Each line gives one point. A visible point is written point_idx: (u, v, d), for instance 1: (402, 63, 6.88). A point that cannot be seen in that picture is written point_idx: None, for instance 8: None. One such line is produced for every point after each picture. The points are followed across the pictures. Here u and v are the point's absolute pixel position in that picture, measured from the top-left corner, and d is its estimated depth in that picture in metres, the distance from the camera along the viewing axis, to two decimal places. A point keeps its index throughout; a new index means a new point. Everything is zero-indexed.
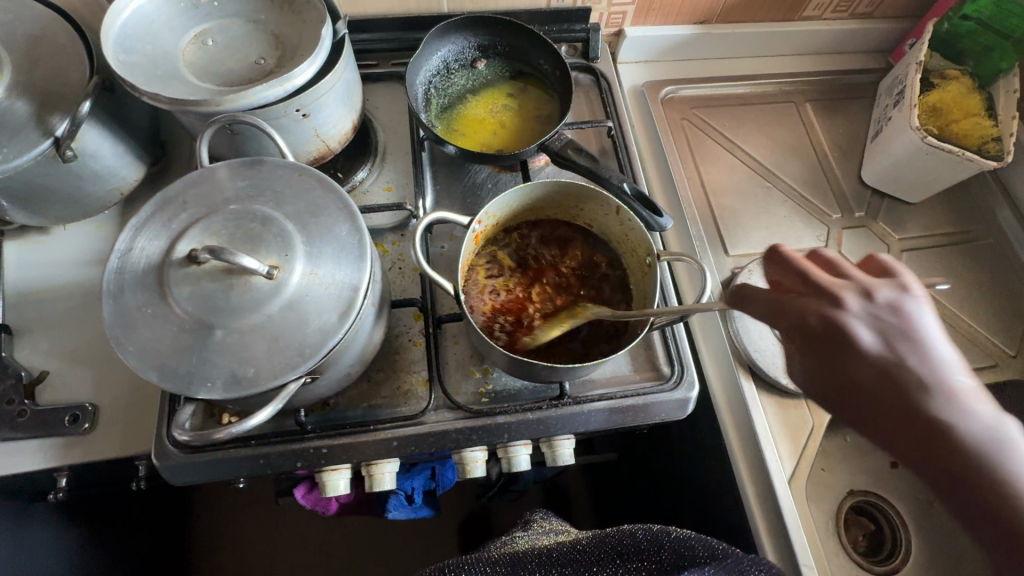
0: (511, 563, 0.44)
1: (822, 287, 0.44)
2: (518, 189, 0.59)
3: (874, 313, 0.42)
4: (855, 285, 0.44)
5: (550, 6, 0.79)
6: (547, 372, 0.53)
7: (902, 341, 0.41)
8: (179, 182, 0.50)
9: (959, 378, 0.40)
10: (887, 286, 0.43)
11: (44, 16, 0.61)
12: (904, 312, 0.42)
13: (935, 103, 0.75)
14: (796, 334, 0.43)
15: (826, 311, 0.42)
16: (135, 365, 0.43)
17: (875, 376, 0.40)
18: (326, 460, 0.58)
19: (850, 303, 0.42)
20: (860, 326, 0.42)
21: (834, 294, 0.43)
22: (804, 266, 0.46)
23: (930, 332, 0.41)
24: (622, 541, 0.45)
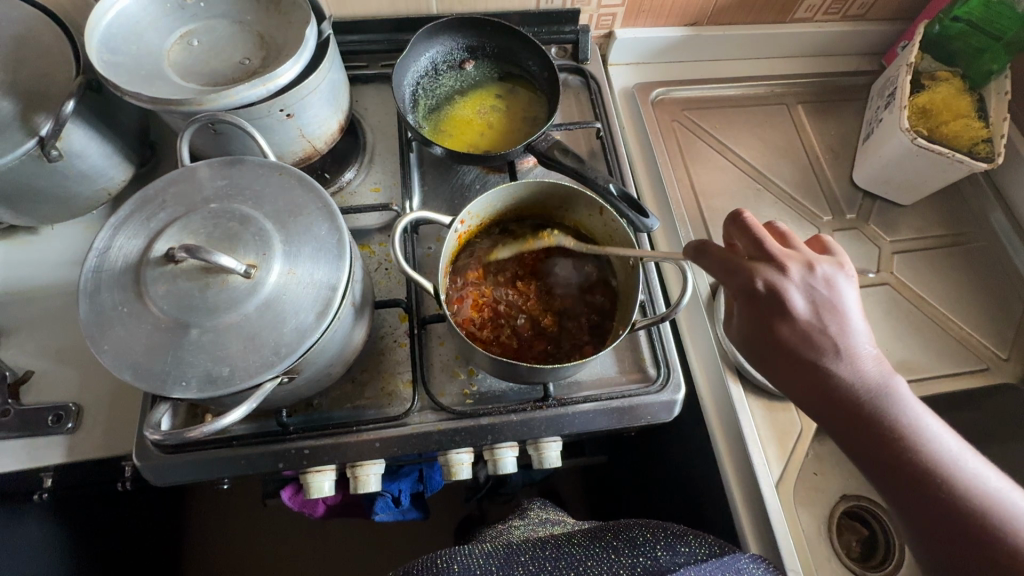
0: (505, 555, 0.44)
1: (771, 253, 0.44)
2: (500, 189, 0.59)
3: (808, 284, 0.43)
4: (799, 257, 0.44)
5: (540, 8, 0.79)
6: (529, 373, 0.53)
7: (826, 310, 0.43)
8: (160, 181, 0.50)
9: (866, 344, 0.43)
10: (826, 261, 0.45)
11: (31, 18, 0.61)
12: (836, 286, 0.44)
13: (926, 104, 0.75)
14: (739, 294, 0.44)
15: (770, 278, 0.43)
16: (109, 365, 0.43)
17: (798, 338, 0.43)
18: (309, 461, 0.58)
19: (793, 273, 0.43)
20: (795, 293, 0.43)
21: (781, 262, 0.44)
22: (757, 232, 0.45)
23: (852, 304, 0.44)
24: (617, 534, 0.45)
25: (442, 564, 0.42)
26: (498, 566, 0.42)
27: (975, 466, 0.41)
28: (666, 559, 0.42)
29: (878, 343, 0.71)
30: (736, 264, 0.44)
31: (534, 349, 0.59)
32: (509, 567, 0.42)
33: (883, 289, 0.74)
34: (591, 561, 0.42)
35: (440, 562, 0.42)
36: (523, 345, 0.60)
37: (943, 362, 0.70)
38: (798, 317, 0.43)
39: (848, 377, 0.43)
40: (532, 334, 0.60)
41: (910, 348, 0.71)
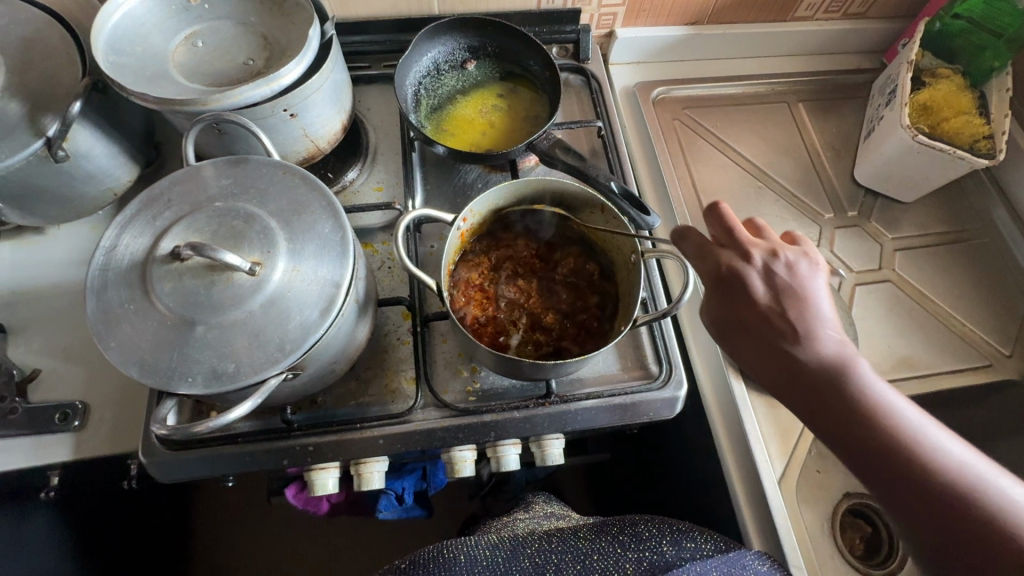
0: (512, 546, 0.45)
1: (738, 242, 0.49)
2: (502, 187, 0.59)
3: (772, 270, 0.48)
4: (766, 245, 0.49)
5: (541, 8, 0.80)
6: (531, 369, 0.53)
7: (790, 295, 0.47)
8: (167, 180, 0.50)
9: (832, 329, 0.47)
10: (792, 249, 0.49)
11: (39, 21, 0.62)
12: (798, 273, 0.48)
13: (927, 101, 0.75)
14: (707, 278, 0.50)
15: (733, 264, 0.48)
16: (115, 361, 0.44)
17: (762, 320, 0.47)
18: (313, 458, 0.58)
19: (756, 259, 0.48)
20: (757, 277, 0.48)
21: (745, 250, 0.49)
22: (731, 223, 0.50)
23: (817, 291, 0.47)
24: (623, 528, 0.45)
25: (449, 555, 0.43)
26: (502, 558, 0.43)
27: (954, 449, 0.41)
28: (671, 555, 0.42)
29: (880, 340, 0.71)
30: (701, 251, 0.50)
31: (531, 346, 0.59)
32: (515, 558, 0.43)
33: (885, 286, 0.74)
34: (596, 556, 0.43)
35: (447, 553, 0.43)
36: (521, 339, 0.60)
37: (946, 358, 0.70)
38: (760, 300, 0.47)
39: (813, 358, 0.46)
40: (529, 330, 0.60)
41: (912, 344, 0.71)
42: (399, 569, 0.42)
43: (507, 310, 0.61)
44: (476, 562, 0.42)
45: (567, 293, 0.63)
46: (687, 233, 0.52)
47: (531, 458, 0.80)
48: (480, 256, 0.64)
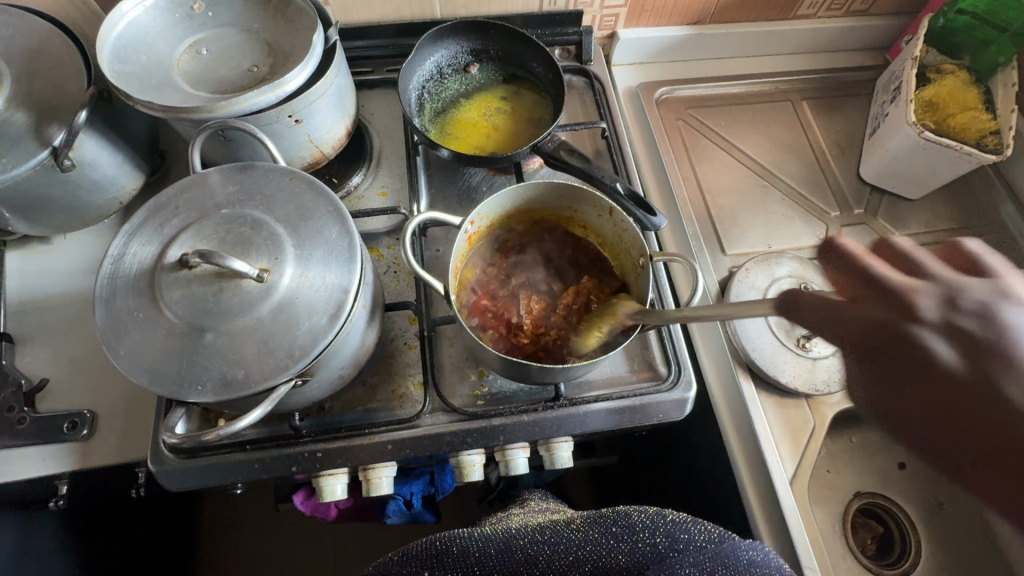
0: (504, 540, 0.45)
1: (902, 293, 0.43)
2: (511, 189, 0.59)
3: (959, 329, 0.43)
4: (935, 290, 0.44)
5: (543, 10, 0.80)
6: (540, 373, 0.52)
7: (990, 355, 0.43)
8: (172, 188, 0.50)
9: None
10: (974, 290, 0.44)
11: (44, 31, 0.62)
12: (997, 321, 0.43)
13: (932, 97, 0.75)
14: (894, 339, 0.42)
15: (901, 324, 0.42)
16: (125, 370, 0.44)
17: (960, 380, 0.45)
18: (322, 465, 0.58)
19: (927, 312, 0.43)
20: (938, 337, 0.43)
21: (917, 299, 0.43)
22: (861, 264, 0.46)
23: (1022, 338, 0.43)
24: (617, 522, 0.44)
25: (444, 547, 0.44)
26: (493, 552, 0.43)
27: None
28: (663, 547, 0.42)
29: None
30: (864, 308, 0.43)
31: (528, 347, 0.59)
32: (508, 546, 0.44)
33: None
34: (588, 548, 0.42)
35: (441, 546, 0.43)
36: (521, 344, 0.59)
37: None
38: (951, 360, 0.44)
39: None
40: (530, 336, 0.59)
41: None
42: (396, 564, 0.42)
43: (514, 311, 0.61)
44: (469, 557, 0.42)
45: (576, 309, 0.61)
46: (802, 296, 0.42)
47: (540, 461, 0.79)
48: (490, 260, 0.64)
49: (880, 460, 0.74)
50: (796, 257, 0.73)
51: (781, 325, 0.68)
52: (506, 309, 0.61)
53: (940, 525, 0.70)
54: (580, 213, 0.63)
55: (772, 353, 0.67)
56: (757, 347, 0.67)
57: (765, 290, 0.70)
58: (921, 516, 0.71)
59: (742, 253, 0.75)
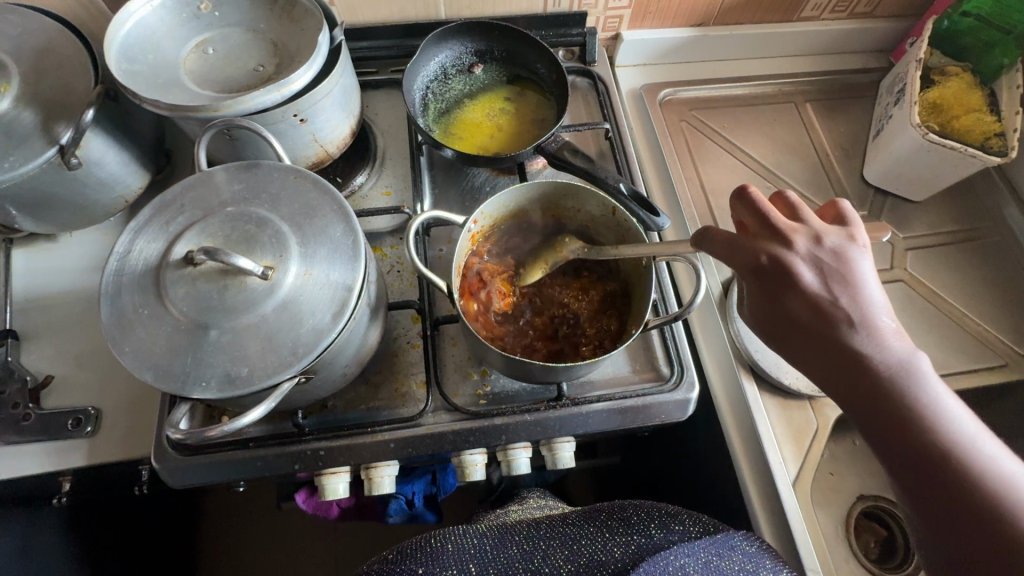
0: (500, 534, 0.46)
1: (784, 237, 0.46)
2: (514, 188, 0.59)
3: (818, 259, 0.46)
4: (808, 230, 0.47)
5: (547, 12, 0.80)
6: (543, 372, 0.53)
7: (836, 280, 0.45)
8: (177, 186, 0.51)
9: (884, 315, 0.45)
10: (834, 234, 0.47)
11: (53, 31, 0.63)
12: (845, 257, 0.46)
13: (936, 100, 0.75)
14: (771, 276, 0.46)
15: (777, 251, 0.46)
16: (130, 366, 0.44)
17: (815, 308, 0.45)
18: (324, 463, 0.58)
19: (800, 245, 0.46)
20: (805, 266, 0.45)
21: (790, 240, 0.46)
22: (764, 208, 0.47)
23: (861, 276, 0.45)
24: (612, 514, 0.46)
25: (437, 544, 0.43)
26: (490, 544, 0.44)
27: (956, 417, 0.43)
28: (660, 537, 0.43)
29: None
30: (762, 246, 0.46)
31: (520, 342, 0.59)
32: (503, 544, 0.44)
33: (897, 285, 0.74)
34: (585, 541, 0.43)
35: (435, 540, 0.43)
36: (513, 338, 0.59)
37: (960, 358, 0.70)
38: (816, 293, 0.45)
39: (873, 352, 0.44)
40: (519, 328, 0.60)
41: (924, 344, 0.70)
42: (388, 558, 0.42)
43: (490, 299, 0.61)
44: (465, 549, 0.43)
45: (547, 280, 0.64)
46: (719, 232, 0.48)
47: (542, 462, 0.79)
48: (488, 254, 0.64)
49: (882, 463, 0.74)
50: None
51: None
52: (500, 304, 0.61)
53: None
54: (584, 211, 0.62)
55: (774, 354, 0.67)
56: (760, 348, 0.67)
57: None
58: None
59: None
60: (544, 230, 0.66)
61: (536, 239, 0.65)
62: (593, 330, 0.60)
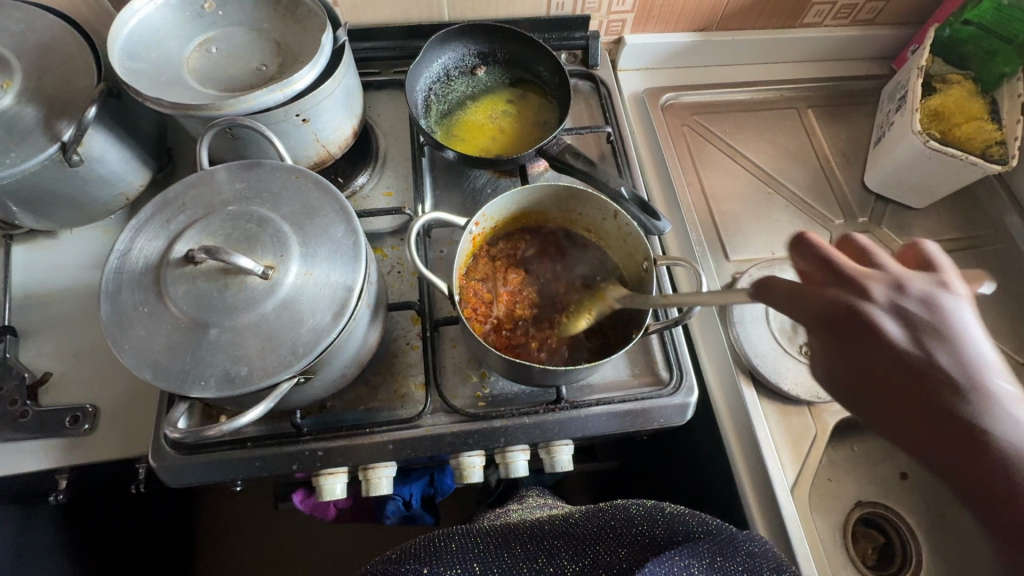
0: (503, 534, 0.46)
1: (852, 283, 0.32)
2: (516, 191, 0.59)
3: (905, 311, 0.31)
4: (885, 274, 0.33)
5: (550, 15, 0.80)
6: (542, 375, 0.52)
7: (932, 337, 0.30)
8: (180, 185, 0.51)
9: (1005, 381, 0.30)
10: (923, 278, 0.33)
11: (57, 28, 0.63)
12: (939, 307, 0.31)
13: (937, 107, 0.75)
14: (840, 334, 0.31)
15: (848, 300, 0.32)
16: (129, 363, 0.44)
17: (903, 371, 0.30)
18: (322, 463, 0.58)
19: (878, 293, 0.32)
20: (886, 318, 0.31)
21: (862, 286, 0.32)
22: (825, 252, 0.34)
23: (968, 331, 0.31)
24: (616, 516, 0.45)
25: (441, 542, 0.43)
26: (494, 546, 0.43)
27: None
28: (663, 538, 0.42)
29: None
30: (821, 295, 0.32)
31: (520, 346, 0.59)
32: (507, 543, 0.44)
33: None
34: (589, 543, 0.43)
35: (438, 541, 0.43)
36: (515, 341, 0.59)
37: None
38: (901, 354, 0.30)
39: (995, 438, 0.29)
40: (521, 332, 0.60)
41: None
42: (391, 559, 0.41)
43: (494, 303, 0.61)
44: (469, 551, 0.42)
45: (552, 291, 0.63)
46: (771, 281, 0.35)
47: (541, 464, 0.79)
48: (492, 257, 0.64)
49: (881, 469, 0.74)
50: None
51: (783, 332, 0.68)
52: (501, 308, 0.61)
53: (941, 536, 0.70)
54: (587, 215, 0.63)
55: (774, 359, 0.66)
56: (760, 354, 0.67)
57: None
58: (923, 525, 0.71)
59: (745, 259, 0.75)
60: (548, 236, 0.66)
61: (541, 243, 0.65)
62: (596, 335, 0.60)
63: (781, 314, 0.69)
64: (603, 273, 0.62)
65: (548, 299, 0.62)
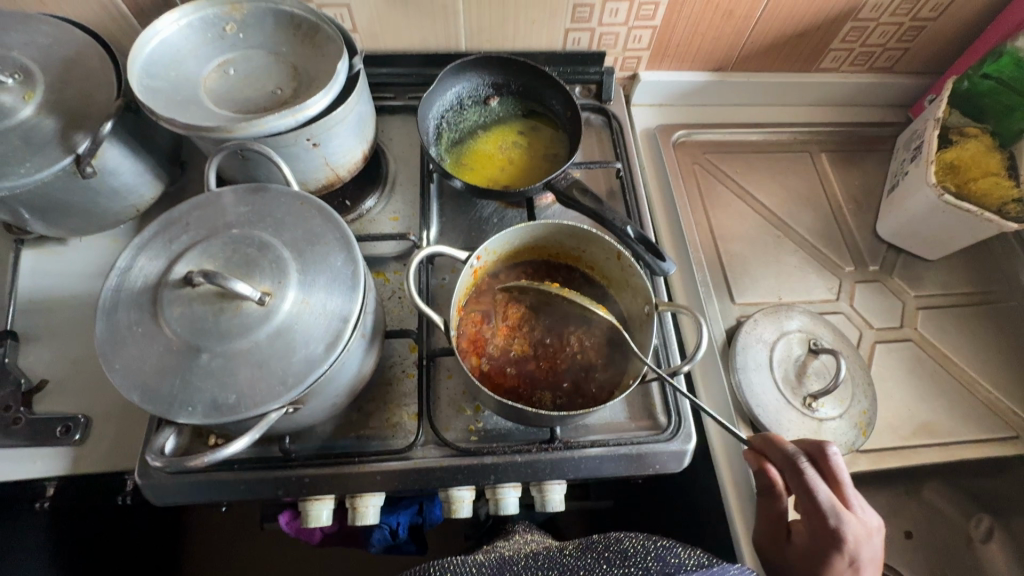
0: (497, 566, 0.44)
1: (823, 497, 0.51)
2: (520, 227, 0.59)
3: (821, 513, 0.51)
4: (835, 503, 0.51)
5: (566, 49, 0.81)
6: (536, 417, 0.52)
7: (830, 543, 0.50)
8: (185, 205, 0.51)
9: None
10: (854, 516, 0.51)
11: (81, 43, 0.64)
12: (841, 524, 0.50)
13: (953, 160, 0.74)
14: (820, 516, 0.51)
15: (801, 489, 0.53)
16: (119, 384, 0.44)
17: (834, 549, 0.50)
18: (309, 490, 0.57)
19: (824, 498, 0.51)
20: (833, 508, 0.51)
21: (827, 497, 0.51)
22: (838, 474, 0.53)
23: (858, 553, 0.50)
24: (609, 548, 0.45)
25: None
26: None
27: None
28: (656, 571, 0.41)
29: (896, 403, 0.70)
30: (809, 482, 0.52)
31: (519, 384, 0.58)
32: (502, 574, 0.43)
33: (907, 345, 0.73)
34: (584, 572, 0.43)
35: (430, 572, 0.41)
36: (514, 378, 0.58)
37: (966, 427, 0.69)
38: (845, 543, 0.50)
39: None
40: (520, 369, 0.59)
41: (926, 408, 0.70)
42: None
43: (492, 336, 0.60)
44: None
45: (550, 324, 0.62)
46: (775, 436, 0.56)
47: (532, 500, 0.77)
48: (491, 289, 0.63)
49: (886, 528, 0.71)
50: (807, 311, 0.71)
51: (788, 382, 0.66)
52: (500, 343, 0.60)
53: None
54: (591, 253, 0.62)
55: (776, 410, 0.65)
56: (762, 404, 0.65)
57: (774, 343, 0.68)
58: None
59: (751, 303, 0.74)
60: (547, 269, 0.65)
61: (542, 276, 0.65)
62: (593, 378, 0.58)
63: (785, 362, 0.68)
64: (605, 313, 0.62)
65: (548, 337, 0.61)
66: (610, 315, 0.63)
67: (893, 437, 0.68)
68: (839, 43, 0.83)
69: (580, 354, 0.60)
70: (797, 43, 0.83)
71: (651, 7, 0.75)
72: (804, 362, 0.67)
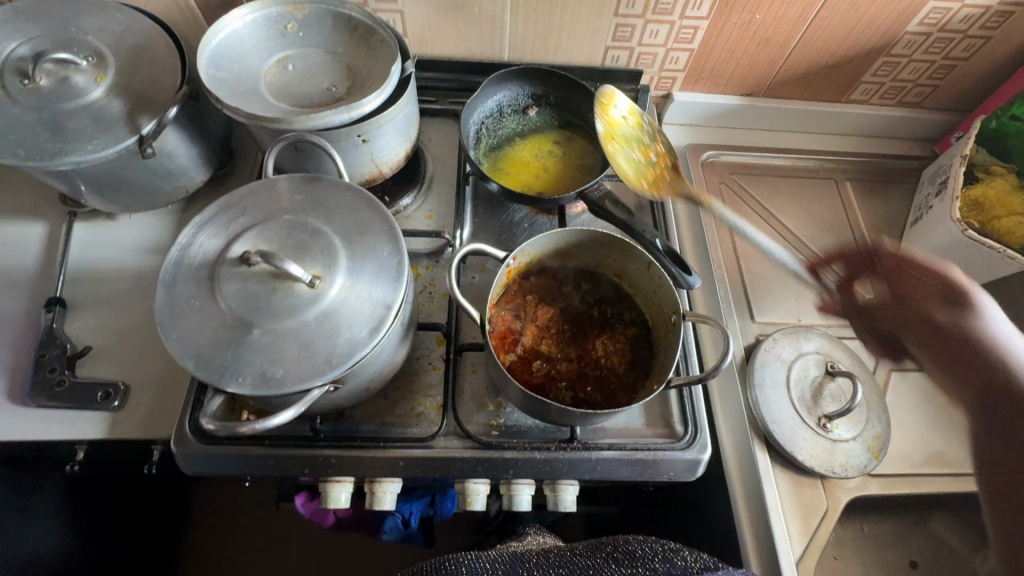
0: (510, 562, 0.47)
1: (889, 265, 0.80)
2: (557, 232, 0.61)
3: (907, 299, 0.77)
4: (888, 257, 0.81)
5: (604, 66, 0.83)
6: (559, 414, 0.53)
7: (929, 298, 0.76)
8: (243, 189, 0.54)
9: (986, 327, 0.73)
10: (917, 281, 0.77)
11: (151, 31, 0.68)
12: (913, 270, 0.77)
13: (978, 197, 0.76)
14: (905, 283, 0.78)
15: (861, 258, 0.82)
16: (175, 352, 0.46)
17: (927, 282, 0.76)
18: (334, 470, 0.59)
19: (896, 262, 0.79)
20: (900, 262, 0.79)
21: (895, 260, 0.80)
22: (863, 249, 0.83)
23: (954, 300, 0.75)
24: (618, 547, 0.48)
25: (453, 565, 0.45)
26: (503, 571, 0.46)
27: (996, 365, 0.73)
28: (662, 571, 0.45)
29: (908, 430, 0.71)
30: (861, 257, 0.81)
31: (545, 384, 0.60)
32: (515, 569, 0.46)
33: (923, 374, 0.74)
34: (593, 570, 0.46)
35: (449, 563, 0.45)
36: (541, 377, 0.60)
37: (977, 460, 0.70)
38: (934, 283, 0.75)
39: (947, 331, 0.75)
40: (546, 369, 0.61)
41: (940, 437, 0.71)
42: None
43: (521, 335, 0.63)
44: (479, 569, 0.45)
45: (576, 328, 0.64)
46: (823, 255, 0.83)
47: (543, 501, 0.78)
48: (522, 291, 0.65)
49: None
50: (826, 334, 0.72)
51: (804, 402, 0.68)
52: (527, 343, 0.62)
53: None
54: (625, 262, 0.64)
55: (791, 428, 0.66)
56: (777, 421, 0.66)
57: (792, 362, 0.70)
58: None
59: (771, 322, 0.76)
60: (577, 275, 0.67)
61: (572, 281, 0.67)
62: (617, 383, 0.60)
63: (802, 383, 0.69)
64: (628, 322, 0.65)
65: (574, 341, 0.63)
66: (635, 323, 0.65)
67: (905, 463, 0.68)
68: (871, 77, 0.85)
69: (604, 358, 0.62)
70: (830, 74, 0.85)
71: (690, 31, 0.78)
72: (821, 383, 0.69)
